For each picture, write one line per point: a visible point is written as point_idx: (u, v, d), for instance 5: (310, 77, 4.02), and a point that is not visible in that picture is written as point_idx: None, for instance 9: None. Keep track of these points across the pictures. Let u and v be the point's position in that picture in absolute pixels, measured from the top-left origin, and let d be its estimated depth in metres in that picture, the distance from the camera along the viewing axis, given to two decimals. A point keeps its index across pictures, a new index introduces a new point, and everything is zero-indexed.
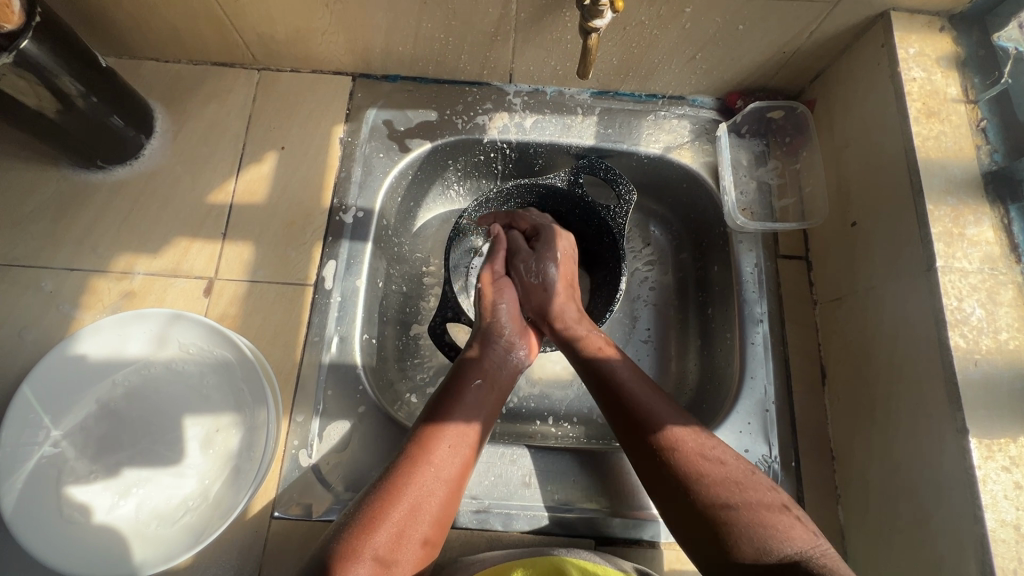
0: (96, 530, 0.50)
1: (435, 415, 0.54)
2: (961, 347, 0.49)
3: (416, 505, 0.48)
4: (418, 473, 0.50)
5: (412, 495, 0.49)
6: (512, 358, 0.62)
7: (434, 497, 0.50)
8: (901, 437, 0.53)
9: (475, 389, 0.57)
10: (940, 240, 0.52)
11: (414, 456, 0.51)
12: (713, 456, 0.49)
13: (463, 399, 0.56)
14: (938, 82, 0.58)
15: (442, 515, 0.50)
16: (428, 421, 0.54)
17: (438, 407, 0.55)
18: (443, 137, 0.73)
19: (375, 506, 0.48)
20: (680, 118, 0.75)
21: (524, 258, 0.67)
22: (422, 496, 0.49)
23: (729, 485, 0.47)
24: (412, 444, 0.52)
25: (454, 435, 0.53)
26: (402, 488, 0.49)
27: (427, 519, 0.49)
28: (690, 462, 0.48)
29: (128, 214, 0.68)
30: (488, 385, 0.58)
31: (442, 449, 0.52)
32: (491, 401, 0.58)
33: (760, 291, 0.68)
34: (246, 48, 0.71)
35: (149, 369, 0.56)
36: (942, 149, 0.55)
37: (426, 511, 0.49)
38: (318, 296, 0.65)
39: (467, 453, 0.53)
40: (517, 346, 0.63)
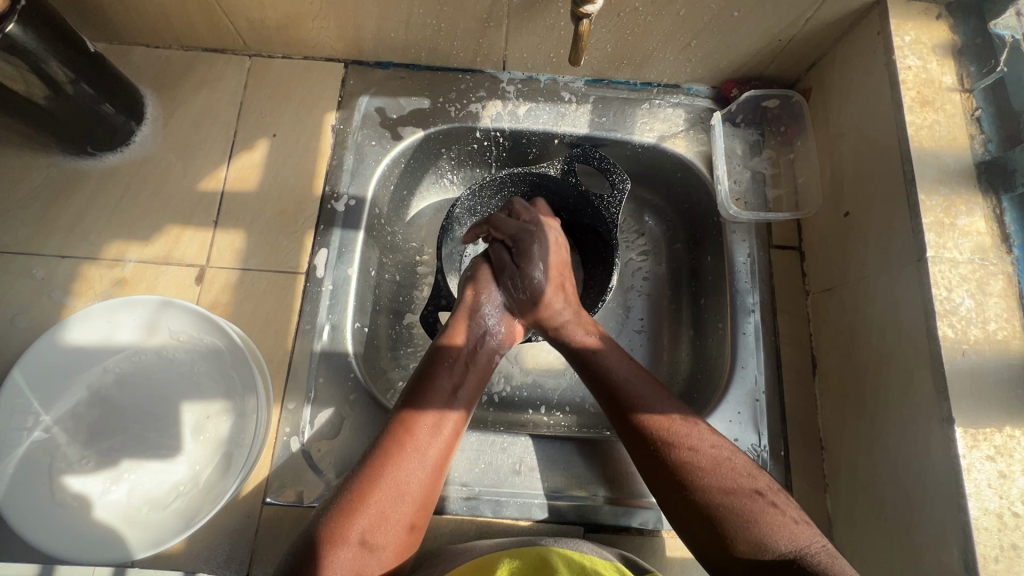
0: (88, 514, 0.51)
1: (412, 401, 0.54)
2: (949, 338, 0.49)
3: (396, 489, 0.49)
4: (398, 457, 0.50)
5: (395, 477, 0.49)
6: (489, 340, 0.61)
7: (416, 480, 0.50)
8: (889, 426, 0.53)
9: (447, 370, 0.57)
10: (931, 230, 0.52)
11: (395, 441, 0.51)
12: (706, 458, 0.49)
13: (436, 382, 0.56)
14: (934, 71, 0.57)
15: (426, 496, 0.51)
16: (406, 405, 0.54)
17: (414, 392, 0.55)
18: (436, 125, 0.73)
19: (356, 491, 0.48)
20: (675, 106, 0.74)
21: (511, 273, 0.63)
22: (402, 481, 0.49)
23: (722, 489, 0.47)
24: (392, 429, 0.52)
25: (431, 419, 0.53)
26: (382, 473, 0.49)
27: (409, 501, 0.49)
28: (683, 464, 0.49)
29: (119, 201, 0.68)
30: (466, 367, 0.58)
31: (419, 434, 0.52)
32: (468, 385, 0.58)
33: (753, 282, 0.68)
34: (236, 33, 0.71)
35: (139, 356, 0.56)
36: (936, 138, 0.54)
37: (407, 494, 0.49)
38: (309, 284, 0.65)
39: (447, 435, 0.53)
40: (495, 326, 0.62)
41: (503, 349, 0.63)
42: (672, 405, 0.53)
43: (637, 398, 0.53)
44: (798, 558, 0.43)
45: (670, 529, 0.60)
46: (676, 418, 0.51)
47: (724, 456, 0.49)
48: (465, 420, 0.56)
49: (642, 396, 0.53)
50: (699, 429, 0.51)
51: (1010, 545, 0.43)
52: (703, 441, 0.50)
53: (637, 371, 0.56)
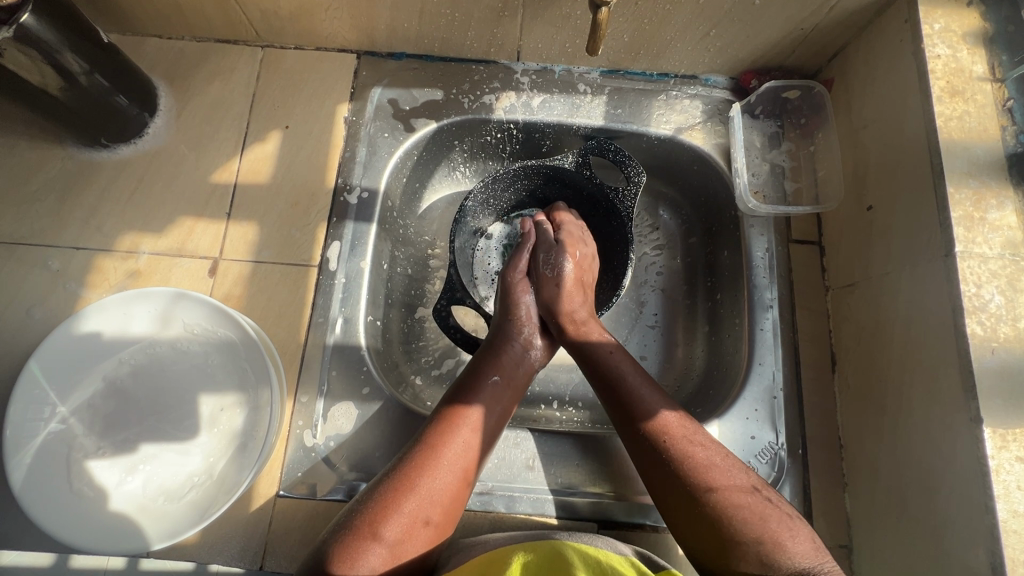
0: (104, 504, 0.51)
1: (461, 399, 0.55)
2: (978, 335, 0.47)
3: (431, 489, 0.48)
4: (437, 455, 0.50)
5: (431, 480, 0.49)
6: (529, 357, 0.62)
7: (449, 485, 0.49)
8: (912, 426, 0.52)
9: (492, 385, 0.56)
10: (960, 225, 0.50)
11: (435, 439, 0.51)
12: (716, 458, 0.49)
13: (481, 390, 0.56)
14: (964, 59, 0.55)
15: (456, 501, 0.50)
16: (451, 404, 0.54)
17: (461, 391, 0.56)
18: (449, 117, 0.72)
19: (394, 488, 0.48)
20: (692, 98, 0.73)
21: (546, 250, 0.66)
22: (438, 481, 0.49)
23: (721, 487, 0.47)
24: (433, 428, 0.52)
25: (473, 420, 0.53)
26: (421, 470, 0.49)
27: (441, 503, 0.49)
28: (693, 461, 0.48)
29: (133, 193, 0.68)
30: (507, 378, 0.58)
31: (462, 435, 0.52)
32: (507, 400, 0.57)
33: (771, 277, 0.67)
34: (249, 24, 0.70)
35: (153, 348, 0.56)
36: (965, 129, 0.53)
37: (441, 494, 0.49)
38: (322, 277, 0.65)
39: (485, 439, 0.54)
40: (536, 344, 0.63)
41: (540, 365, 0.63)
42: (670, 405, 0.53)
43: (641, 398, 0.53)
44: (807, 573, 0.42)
45: None
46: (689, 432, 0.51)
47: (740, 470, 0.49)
48: (501, 427, 0.56)
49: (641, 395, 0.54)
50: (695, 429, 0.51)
51: None
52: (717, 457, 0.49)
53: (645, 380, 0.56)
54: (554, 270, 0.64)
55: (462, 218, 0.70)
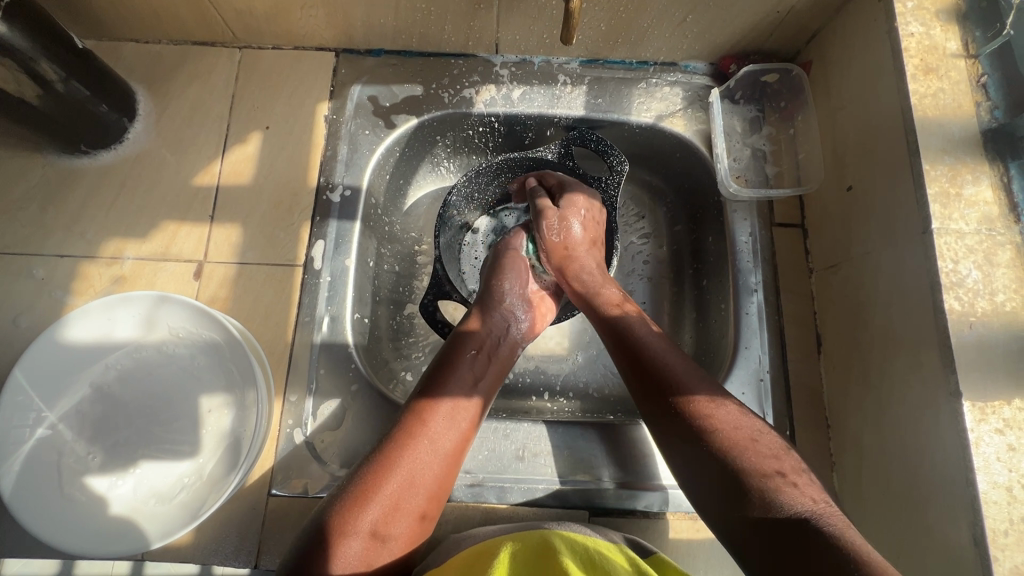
0: (95, 509, 0.51)
1: (437, 387, 0.54)
2: (956, 311, 0.48)
3: (408, 479, 0.48)
4: (412, 446, 0.50)
5: (407, 466, 0.49)
6: (512, 331, 0.61)
7: (427, 472, 0.50)
8: (895, 402, 0.53)
9: (470, 362, 0.57)
10: (936, 201, 0.50)
11: (410, 432, 0.51)
12: (750, 441, 0.46)
13: (458, 367, 0.56)
14: (937, 37, 0.55)
15: (436, 490, 0.50)
16: (421, 396, 0.54)
17: (432, 381, 0.55)
18: (429, 112, 0.72)
19: (369, 481, 0.48)
20: (672, 85, 0.73)
21: (547, 217, 0.64)
22: (415, 470, 0.49)
23: (732, 444, 0.46)
24: (406, 422, 0.52)
25: (447, 408, 0.53)
26: (394, 465, 0.49)
27: (422, 493, 0.49)
28: (733, 449, 0.46)
29: (116, 199, 0.68)
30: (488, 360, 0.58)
31: (435, 423, 0.52)
32: (489, 376, 0.58)
33: (755, 261, 0.67)
34: (225, 25, 0.70)
35: (140, 352, 0.56)
36: (940, 106, 0.53)
37: (422, 478, 0.49)
38: (307, 276, 0.65)
39: (462, 427, 0.53)
40: (519, 318, 0.63)
41: (525, 341, 0.63)
42: (707, 382, 0.52)
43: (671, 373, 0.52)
44: (817, 520, 0.40)
45: (676, 512, 0.60)
46: (704, 397, 0.50)
47: (779, 444, 0.47)
48: (482, 411, 0.56)
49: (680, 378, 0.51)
50: (729, 409, 0.49)
51: (1020, 519, 0.43)
52: (728, 414, 0.48)
53: (668, 347, 0.55)
54: (562, 236, 0.63)
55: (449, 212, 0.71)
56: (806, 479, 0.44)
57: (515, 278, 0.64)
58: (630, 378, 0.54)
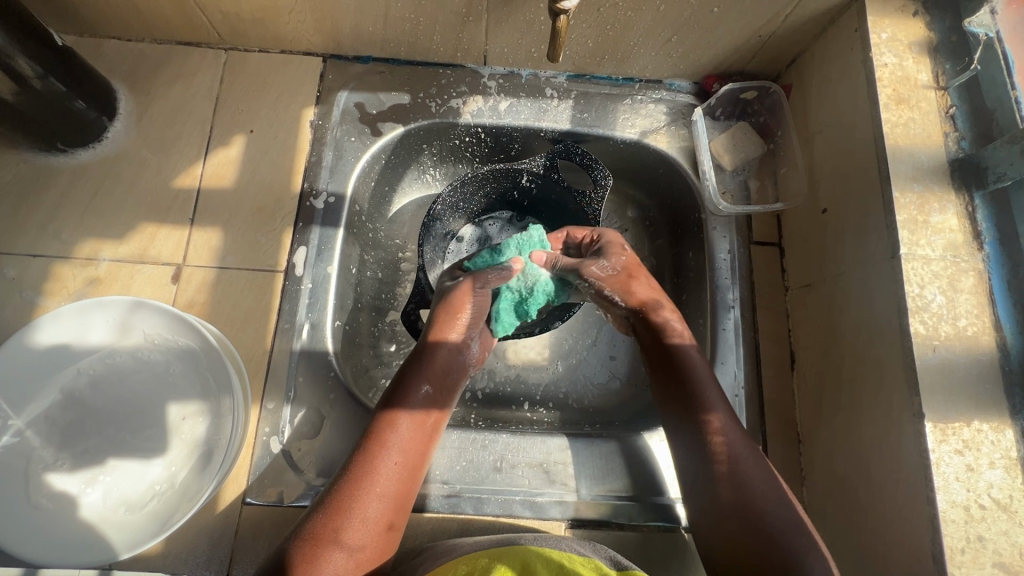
0: (62, 519, 0.50)
1: (401, 398, 0.57)
2: (921, 334, 0.49)
3: (374, 488, 0.51)
4: (377, 458, 0.53)
5: (371, 475, 0.52)
6: (461, 359, 0.62)
7: (391, 478, 0.53)
8: (863, 421, 0.54)
9: (423, 388, 0.58)
10: (905, 228, 0.52)
11: (374, 440, 0.54)
12: (762, 505, 0.52)
13: (415, 385, 0.58)
14: (910, 68, 0.57)
15: (401, 497, 0.53)
16: (386, 407, 0.56)
17: (395, 394, 0.57)
18: (416, 121, 0.72)
19: (341, 493, 0.51)
20: (657, 102, 0.74)
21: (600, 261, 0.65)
22: (379, 479, 0.52)
23: (743, 503, 0.52)
24: (370, 430, 0.55)
25: (412, 421, 0.56)
26: (360, 474, 0.52)
27: (385, 501, 0.52)
28: (736, 499, 0.53)
29: (93, 198, 0.66)
30: (438, 389, 0.58)
31: (398, 434, 0.54)
32: (441, 407, 0.58)
33: (732, 278, 0.69)
34: (211, 26, 0.69)
35: (113, 357, 0.55)
36: (911, 135, 0.55)
37: (384, 486, 0.52)
38: (288, 283, 0.65)
39: (424, 438, 0.56)
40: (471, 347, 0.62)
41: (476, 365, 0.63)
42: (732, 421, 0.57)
43: (717, 420, 0.56)
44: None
45: (650, 525, 0.60)
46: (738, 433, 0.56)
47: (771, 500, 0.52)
48: (445, 419, 0.59)
49: (716, 409, 0.57)
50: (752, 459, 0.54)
51: (977, 537, 0.44)
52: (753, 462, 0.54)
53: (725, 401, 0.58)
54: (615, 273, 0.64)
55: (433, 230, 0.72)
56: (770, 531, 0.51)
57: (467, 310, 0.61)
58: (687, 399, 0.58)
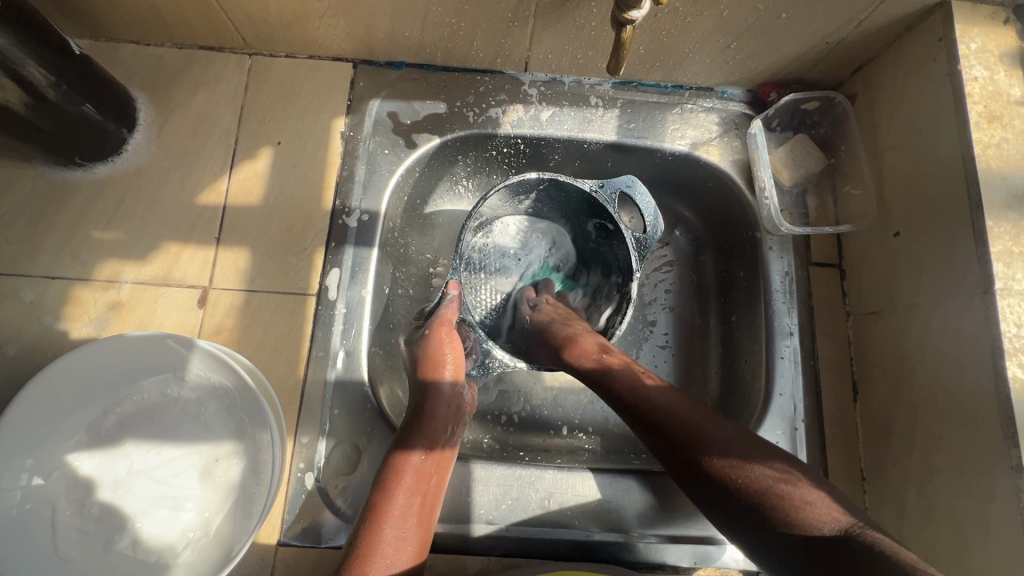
0: (91, 570, 0.46)
1: (412, 432, 0.53)
2: (1019, 379, 0.45)
3: (394, 527, 0.47)
4: (392, 493, 0.49)
5: (392, 516, 0.48)
6: (455, 404, 0.56)
7: (410, 517, 0.48)
8: (944, 466, 0.51)
9: (438, 422, 0.54)
10: (999, 261, 0.48)
11: (391, 480, 0.50)
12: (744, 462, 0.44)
13: (430, 418, 0.54)
14: (1002, 82, 0.52)
15: (423, 539, 0.49)
16: (399, 446, 0.52)
17: (408, 429, 0.53)
18: (453, 131, 0.68)
19: (364, 536, 0.46)
20: (708, 112, 0.70)
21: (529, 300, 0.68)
22: (397, 517, 0.48)
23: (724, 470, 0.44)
24: (387, 470, 0.51)
25: (422, 460, 0.52)
26: (383, 513, 0.48)
27: (407, 544, 0.47)
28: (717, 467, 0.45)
29: (113, 216, 0.62)
30: (440, 427, 0.54)
31: (412, 471, 0.51)
32: (435, 465, 0.52)
33: (790, 302, 0.65)
34: (235, 30, 0.65)
35: (141, 395, 0.51)
36: (1004, 158, 0.50)
37: (401, 525, 0.47)
38: (321, 307, 0.61)
39: (436, 476, 0.52)
40: (461, 394, 0.57)
41: (468, 415, 0.58)
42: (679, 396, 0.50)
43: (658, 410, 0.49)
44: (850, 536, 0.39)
45: (705, 567, 0.58)
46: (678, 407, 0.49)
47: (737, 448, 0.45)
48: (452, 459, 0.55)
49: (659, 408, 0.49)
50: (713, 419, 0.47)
51: None
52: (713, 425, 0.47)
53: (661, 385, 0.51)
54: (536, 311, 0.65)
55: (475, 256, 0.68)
56: (796, 483, 0.42)
57: (455, 342, 0.57)
58: (629, 419, 0.51)
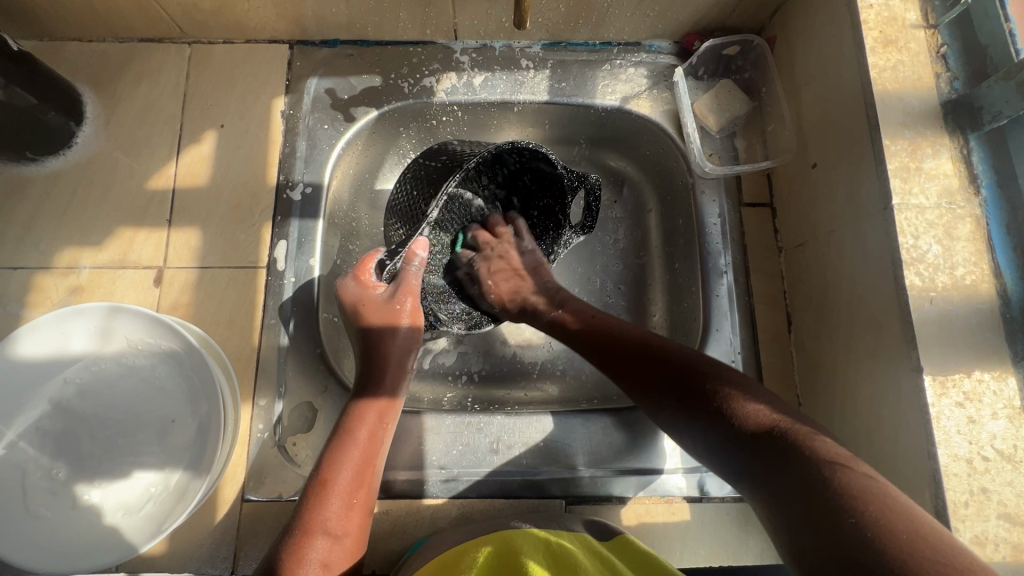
0: (63, 526, 0.50)
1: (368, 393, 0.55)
2: (917, 286, 0.48)
3: (351, 473, 0.50)
4: (336, 468, 0.49)
5: (347, 461, 0.50)
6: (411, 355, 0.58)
7: (363, 466, 0.51)
8: (863, 380, 0.53)
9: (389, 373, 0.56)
10: (896, 176, 0.50)
11: (343, 432, 0.52)
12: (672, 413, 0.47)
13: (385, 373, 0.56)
14: (897, 7, 0.54)
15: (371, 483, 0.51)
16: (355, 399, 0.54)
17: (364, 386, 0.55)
18: (389, 103, 0.70)
19: (311, 490, 0.48)
20: (637, 66, 0.72)
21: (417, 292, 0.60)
22: (354, 465, 0.50)
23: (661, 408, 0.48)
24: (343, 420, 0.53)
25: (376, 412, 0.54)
26: (339, 460, 0.50)
27: (363, 485, 0.50)
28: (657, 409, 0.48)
29: (68, 206, 0.65)
30: (395, 382, 0.56)
31: (366, 421, 0.53)
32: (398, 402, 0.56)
33: (724, 243, 0.67)
34: (170, 19, 0.67)
35: (99, 365, 0.54)
36: (900, 79, 0.52)
37: (350, 470, 0.50)
38: (271, 278, 0.64)
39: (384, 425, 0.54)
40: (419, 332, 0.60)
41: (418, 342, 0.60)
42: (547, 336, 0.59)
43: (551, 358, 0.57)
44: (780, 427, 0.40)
45: (651, 496, 0.60)
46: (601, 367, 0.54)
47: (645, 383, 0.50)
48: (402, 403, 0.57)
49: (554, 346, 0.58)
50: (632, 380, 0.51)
51: (979, 489, 0.43)
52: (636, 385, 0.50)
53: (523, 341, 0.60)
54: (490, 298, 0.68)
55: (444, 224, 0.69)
56: (729, 395, 0.45)
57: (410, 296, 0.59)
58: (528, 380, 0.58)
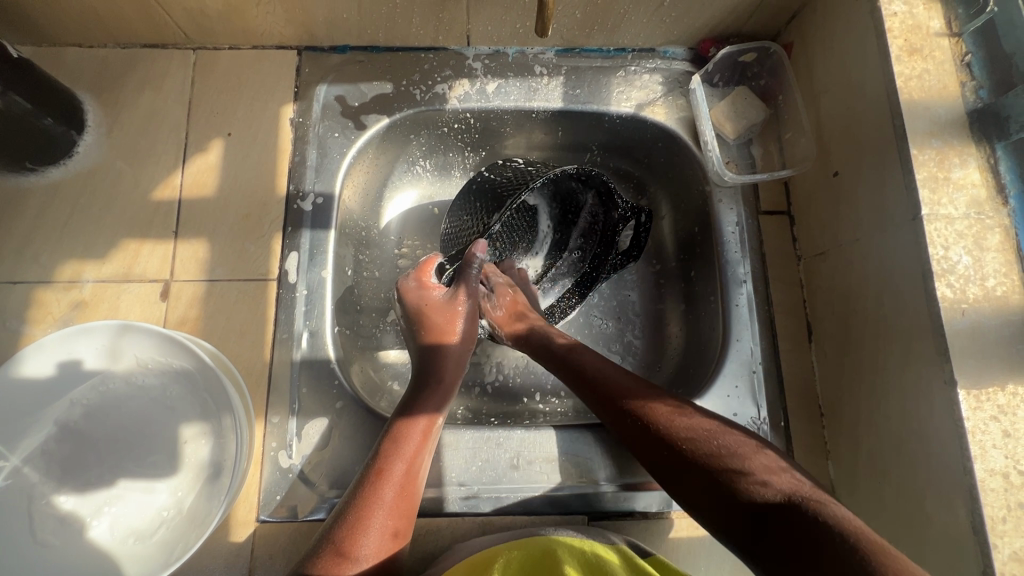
0: (72, 553, 0.48)
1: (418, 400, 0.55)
2: (948, 298, 0.47)
3: (396, 492, 0.49)
4: (393, 458, 0.51)
5: (395, 476, 0.50)
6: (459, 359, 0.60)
7: (409, 485, 0.50)
8: (892, 391, 0.52)
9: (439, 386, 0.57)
10: (925, 186, 0.49)
11: (393, 446, 0.51)
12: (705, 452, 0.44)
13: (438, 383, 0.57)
14: (920, 16, 0.54)
15: (412, 502, 0.51)
16: (405, 411, 0.54)
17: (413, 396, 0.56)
18: (401, 110, 0.68)
19: (362, 498, 0.48)
20: (652, 72, 0.71)
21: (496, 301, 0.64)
22: (399, 485, 0.50)
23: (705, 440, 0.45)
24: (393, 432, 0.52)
25: (422, 427, 0.53)
26: (386, 476, 0.49)
27: (403, 506, 0.49)
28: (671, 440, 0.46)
29: (69, 217, 0.63)
30: (446, 394, 0.57)
31: (414, 437, 0.52)
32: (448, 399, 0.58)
33: (743, 252, 0.66)
34: (175, 25, 0.65)
35: (107, 385, 0.52)
36: (925, 88, 0.52)
37: (396, 488, 0.49)
38: (282, 291, 0.62)
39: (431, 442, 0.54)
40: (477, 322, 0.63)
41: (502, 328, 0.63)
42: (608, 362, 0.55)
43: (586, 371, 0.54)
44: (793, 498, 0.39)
45: (674, 510, 0.59)
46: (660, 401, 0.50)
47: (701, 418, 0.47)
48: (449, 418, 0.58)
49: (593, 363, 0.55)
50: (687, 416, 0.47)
51: (1017, 504, 0.43)
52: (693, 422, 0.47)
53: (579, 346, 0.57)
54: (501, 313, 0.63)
55: (511, 229, 0.68)
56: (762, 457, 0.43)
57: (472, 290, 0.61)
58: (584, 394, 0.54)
